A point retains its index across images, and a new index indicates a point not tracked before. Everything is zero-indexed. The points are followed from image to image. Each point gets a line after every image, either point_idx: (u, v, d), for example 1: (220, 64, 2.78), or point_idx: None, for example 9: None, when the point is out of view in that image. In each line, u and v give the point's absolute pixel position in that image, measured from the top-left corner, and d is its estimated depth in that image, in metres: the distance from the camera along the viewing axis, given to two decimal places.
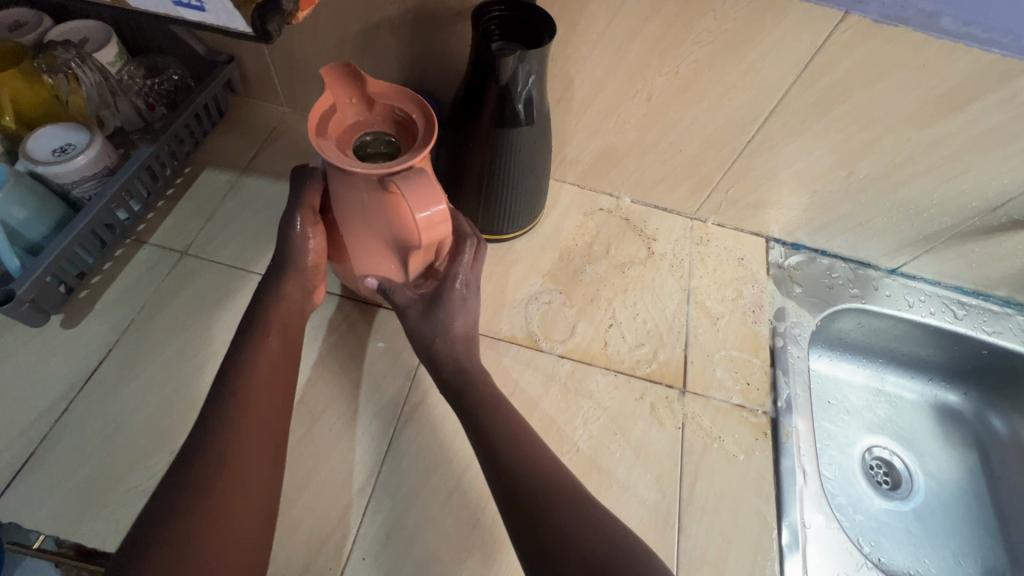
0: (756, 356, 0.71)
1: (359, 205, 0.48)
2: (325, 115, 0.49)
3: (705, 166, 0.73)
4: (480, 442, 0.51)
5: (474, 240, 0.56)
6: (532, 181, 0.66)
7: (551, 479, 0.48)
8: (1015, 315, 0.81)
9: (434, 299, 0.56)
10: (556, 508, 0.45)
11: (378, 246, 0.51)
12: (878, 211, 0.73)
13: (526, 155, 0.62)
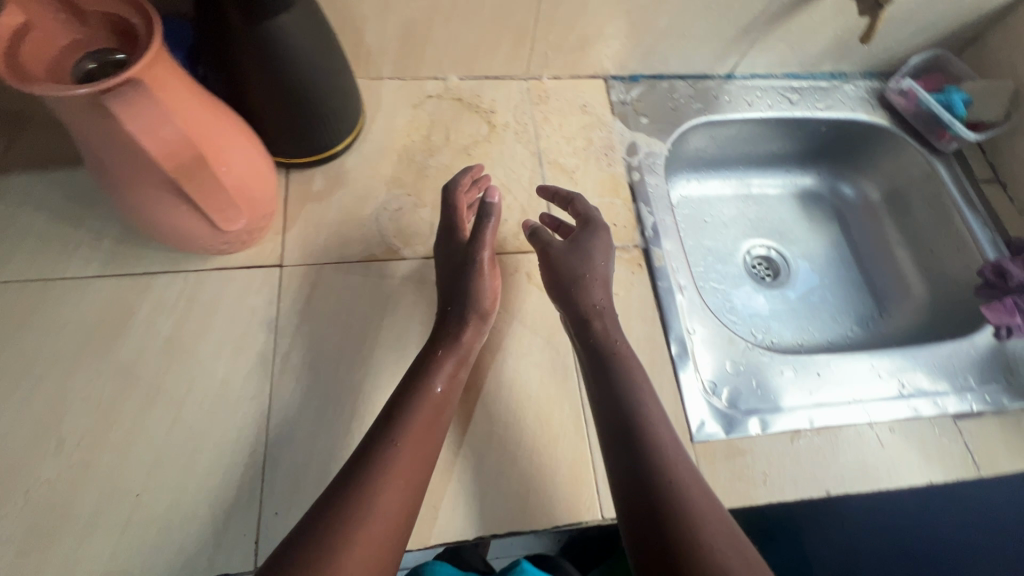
0: (617, 196, 0.71)
1: (105, 133, 0.41)
2: (20, 35, 0.39)
3: (515, 15, 0.67)
4: (606, 404, 0.52)
5: (579, 199, 0.64)
6: (326, 80, 0.59)
7: (669, 474, 0.46)
8: (843, 85, 0.85)
9: (579, 239, 0.61)
10: (676, 512, 0.44)
11: (162, 195, 0.48)
12: (693, 16, 0.71)
13: (304, 50, 0.55)
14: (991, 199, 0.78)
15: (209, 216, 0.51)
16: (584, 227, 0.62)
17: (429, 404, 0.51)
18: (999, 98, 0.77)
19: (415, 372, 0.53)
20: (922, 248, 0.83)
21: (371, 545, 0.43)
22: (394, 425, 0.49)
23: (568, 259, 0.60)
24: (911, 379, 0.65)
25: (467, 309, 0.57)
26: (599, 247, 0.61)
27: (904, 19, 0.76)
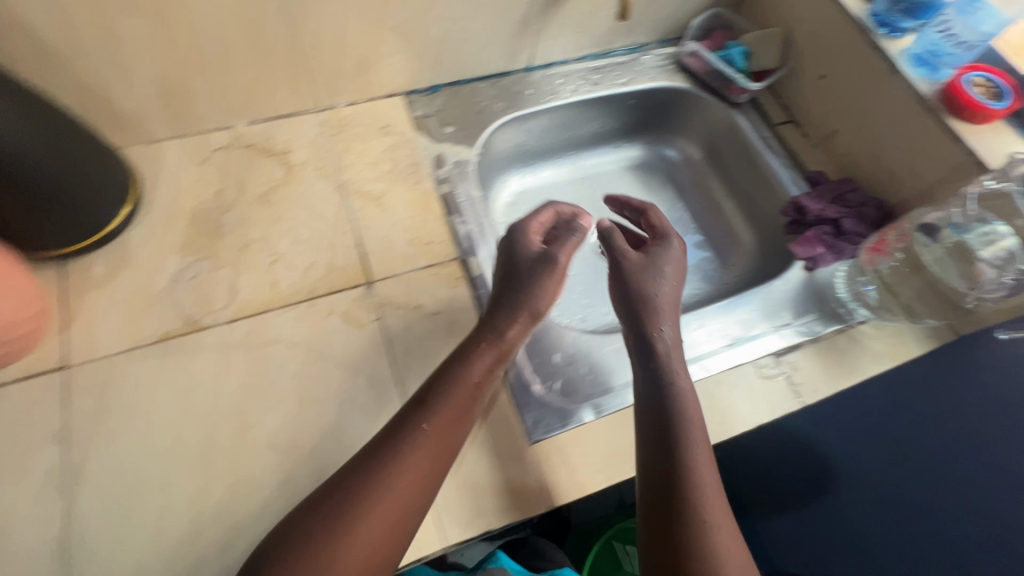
0: (429, 213, 0.70)
1: None
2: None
3: (275, 52, 0.65)
4: (649, 384, 0.55)
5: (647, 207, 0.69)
6: (71, 164, 0.54)
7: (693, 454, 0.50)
8: (641, 57, 0.88)
9: (654, 251, 0.64)
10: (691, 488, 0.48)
11: None
12: (465, 20, 0.71)
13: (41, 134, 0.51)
14: (787, 140, 0.83)
15: None
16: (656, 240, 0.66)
17: (465, 389, 0.53)
18: (774, 45, 0.81)
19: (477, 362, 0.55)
20: (744, 197, 0.87)
21: (377, 529, 0.45)
22: (428, 407, 0.51)
23: (640, 272, 0.62)
24: (736, 329, 0.69)
25: (521, 308, 0.59)
26: (672, 264, 0.63)
27: None
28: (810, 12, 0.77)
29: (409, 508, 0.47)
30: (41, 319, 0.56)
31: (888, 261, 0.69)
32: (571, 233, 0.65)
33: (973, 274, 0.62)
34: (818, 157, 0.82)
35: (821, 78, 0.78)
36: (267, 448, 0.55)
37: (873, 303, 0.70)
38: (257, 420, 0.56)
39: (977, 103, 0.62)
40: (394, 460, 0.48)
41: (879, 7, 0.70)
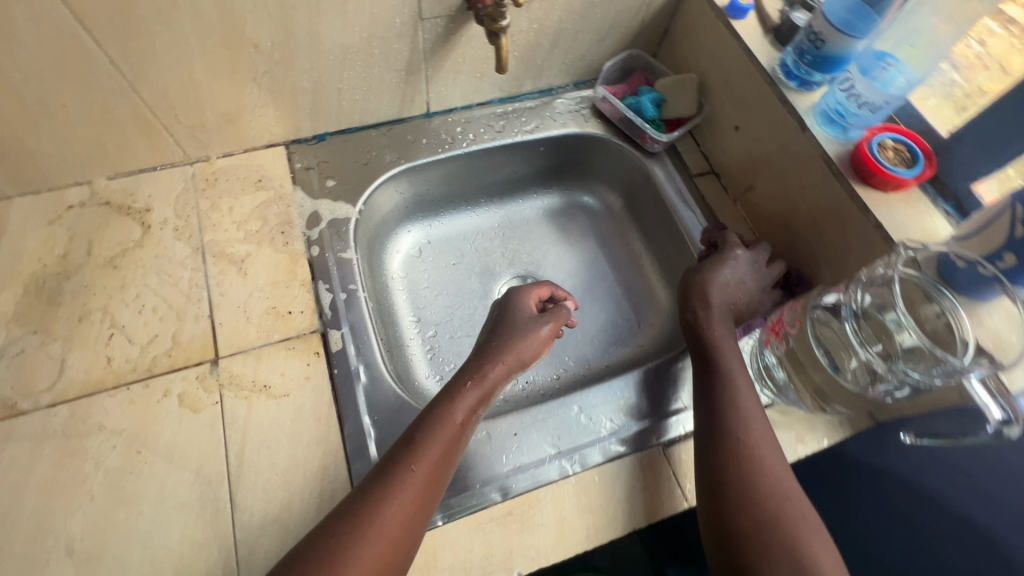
0: (294, 279, 0.64)
1: None
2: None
3: (118, 108, 0.60)
4: (706, 402, 0.55)
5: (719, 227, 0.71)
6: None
7: (755, 462, 0.50)
8: (554, 100, 0.82)
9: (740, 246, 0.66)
10: (758, 503, 0.48)
11: None
12: (338, 69, 0.65)
13: None
14: (705, 193, 0.77)
15: None
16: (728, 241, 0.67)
17: (451, 426, 0.53)
18: (689, 91, 0.75)
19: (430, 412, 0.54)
20: (663, 252, 0.81)
21: None
22: (413, 448, 0.50)
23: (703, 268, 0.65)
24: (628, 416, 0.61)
25: (511, 355, 0.61)
26: (727, 265, 0.64)
27: (576, 28, 0.73)
28: (723, 58, 0.71)
29: (398, 551, 0.46)
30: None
31: (779, 346, 0.61)
32: (519, 303, 0.66)
33: (842, 355, 0.57)
34: (737, 213, 0.75)
35: (737, 129, 0.72)
36: (65, 557, 0.49)
37: (779, 385, 0.62)
38: (60, 523, 0.50)
39: (883, 169, 0.56)
40: (379, 510, 0.46)
41: (787, 59, 0.63)
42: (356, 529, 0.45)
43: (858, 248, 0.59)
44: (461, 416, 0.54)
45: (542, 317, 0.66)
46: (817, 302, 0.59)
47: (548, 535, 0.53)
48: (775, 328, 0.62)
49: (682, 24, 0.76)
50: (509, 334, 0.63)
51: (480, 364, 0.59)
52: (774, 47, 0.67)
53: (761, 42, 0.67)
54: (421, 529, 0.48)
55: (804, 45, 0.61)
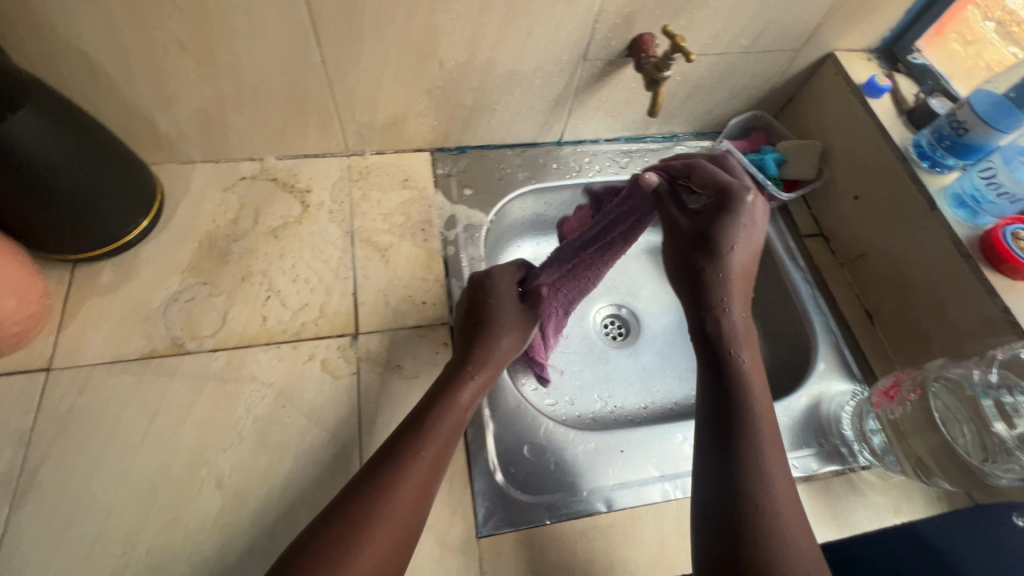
0: (430, 273, 0.70)
1: None
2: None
3: (311, 100, 0.67)
4: (715, 389, 0.51)
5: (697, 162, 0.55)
6: (91, 179, 0.57)
7: (761, 467, 0.46)
8: (674, 146, 0.87)
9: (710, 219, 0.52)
10: (761, 513, 0.44)
11: None
12: (499, 92, 0.72)
13: (72, 145, 0.55)
14: (813, 254, 0.80)
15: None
16: (716, 198, 0.53)
17: (451, 410, 0.53)
18: (812, 156, 0.79)
19: (434, 398, 0.54)
20: None
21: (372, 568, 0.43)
22: (422, 431, 0.51)
23: (699, 238, 0.52)
24: None
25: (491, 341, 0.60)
26: (741, 228, 0.52)
27: (714, 84, 0.79)
28: (853, 131, 0.75)
29: (409, 529, 0.46)
30: (37, 314, 0.58)
31: (893, 410, 0.62)
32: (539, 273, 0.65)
33: (956, 428, 0.58)
34: (843, 278, 0.78)
35: (855, 199, 0.75)
36: (214, 489, 0.54)
37: (876, 449, 0.63)
38: (213, 457, 0.56)
39: (1015, 258, 0.59)
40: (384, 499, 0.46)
41: (922, 140, 0.68)
42: (366, 512, 0.44)
43: (978, 330, 0.62)
44: (466, 400, 0.55)
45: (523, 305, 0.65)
46: (939, 373, 0.61)
47: (646, 552, 0.56)
48: (889, 392, 0.63)
49: (811, 93, 0.81)
50: (507, 324, 0.62)
51: (481, 352, 0.59)
52: (908, 128, 0.71)
53: (895, 122, 0.71)
54: (426, 512, 0.48)
55: (945, 130, 0.65)
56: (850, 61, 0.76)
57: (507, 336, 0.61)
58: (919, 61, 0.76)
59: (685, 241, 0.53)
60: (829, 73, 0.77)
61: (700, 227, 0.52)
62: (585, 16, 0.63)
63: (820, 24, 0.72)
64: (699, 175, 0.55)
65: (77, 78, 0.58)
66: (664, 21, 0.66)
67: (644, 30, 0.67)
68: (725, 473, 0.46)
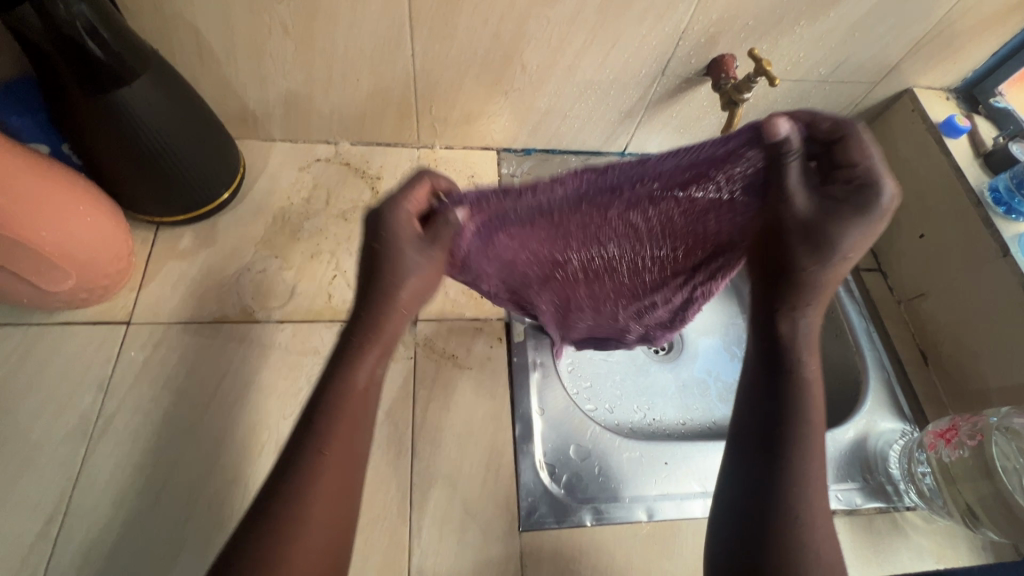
0: None
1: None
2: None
3: (394, 91, 0.70)
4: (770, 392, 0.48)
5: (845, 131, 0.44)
6: (186, 154, 0.60)
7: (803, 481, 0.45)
8: None
9: (829, 211, 0.45)
10: (799, 527, 0.44)
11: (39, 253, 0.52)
12: (573, 99, 0.73)
13: (177, 116, 0.58)
14: (870, 289, 0.79)
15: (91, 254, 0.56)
16: (851, 187, 0.44)
17: (349, 401, 0.43)
18: None
19: (334, 397, 0.44)
20: None
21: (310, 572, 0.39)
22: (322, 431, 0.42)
23: (813, 228, 0.45)
24: None
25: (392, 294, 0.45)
26: (861, 233, 0.45)
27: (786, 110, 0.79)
28: (925, 169, 0.75)
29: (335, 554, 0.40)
30: (121, 273, 0.61)
31: (950, 452, 0.61)
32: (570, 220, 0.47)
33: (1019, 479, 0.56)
34: (899, 315, 0.77)
35: (920, 237, 0.75)
36: (274, 454, 0.57)
37: (925, 490, 0.62)
38: (274, 423, 0.58)
39: None
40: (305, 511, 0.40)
41: (999, 184, 0.68)
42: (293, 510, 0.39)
43: None
44: (370, 380, 0.45)
45: (422, 241, 0.45)
46: (1002, 420, 0.60)
47: (683, 566, 0.57)
48: (946, 435, 0.62)
49: (883, 127, 0.80)
50: (403, 279, 0.44)
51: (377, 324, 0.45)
52: (984, 171, 0.71)
53: (972, 163, 0.71)
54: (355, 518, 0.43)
55: None
56: (929, 99, 0.76)
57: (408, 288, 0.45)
58: (1001, 104, 0.75)
59: (789, 226, 0.46)
60: (904, 108, 0.77)
61: (815, 217, 0.45)
62: (670, 32, 0.64)
63: (902, 59, 0.72)
64: (843, 151, 0.44)
65: (183, 52, 0.61)
66: (746, 44, 0.67)
67: (726, 51, 0.67)
68: (764, 475, 0.46)
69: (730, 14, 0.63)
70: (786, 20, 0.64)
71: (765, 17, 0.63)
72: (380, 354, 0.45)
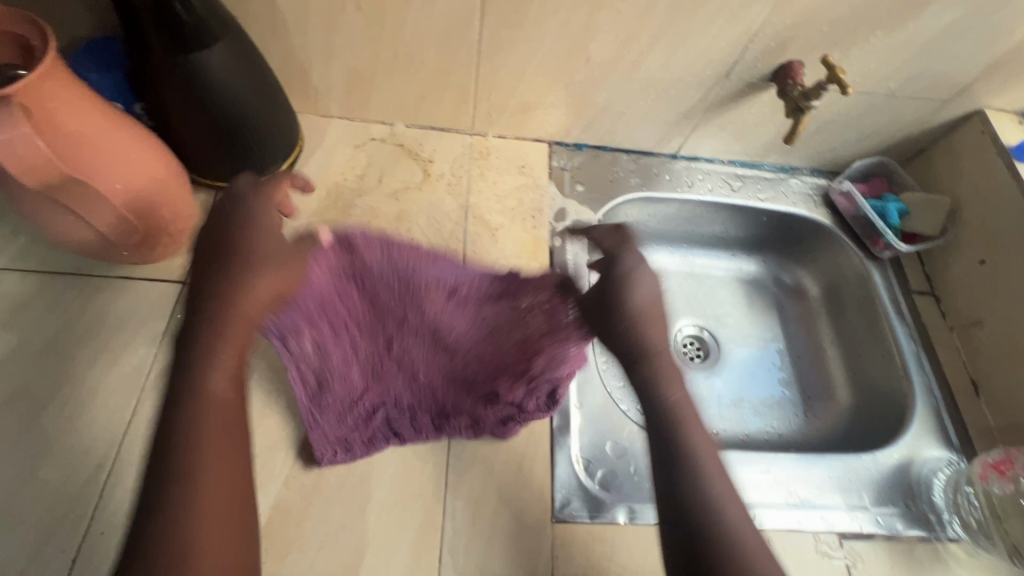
0: (535, 259, 0.72)
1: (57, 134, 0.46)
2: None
3: (455, 75, 0.70)
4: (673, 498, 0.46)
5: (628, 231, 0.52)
6: (249, 122, 0.61)
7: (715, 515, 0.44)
8: (788, 179, 0.86)
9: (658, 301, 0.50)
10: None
11: (108, 209, 0.52)
12: (632, 97, 0.73)
13: (250, 88, 0.59)
14: (922, 313, 0.77)
15: (159, 213, 0.56)
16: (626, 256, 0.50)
17: (208, 402, 0.41)
18: (938, 212, 0.77)
19: (191, 405, 0.41)
20: (852, 350, 0.81)
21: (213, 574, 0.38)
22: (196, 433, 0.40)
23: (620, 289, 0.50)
24: (819, 501, 0.62)
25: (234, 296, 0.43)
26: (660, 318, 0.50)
27: (848, 123, 0.77)
28: (992, 194, 0.72)
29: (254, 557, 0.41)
30: (184, 232, 0.61)
31: (1004, 485, 0.59)
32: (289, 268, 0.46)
33: None
34: (951, 342, 0.75)
35: (981, 263, 0.73)
36: None
37: (972, 520, 0.61)
38: None
39: None
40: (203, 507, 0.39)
41: None
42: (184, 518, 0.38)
43: None
44: (224, 388, 0.42)
45: (262, 267, 0.45)
46: None
47: None
48: (1000, 467, 0.60)
49: (947, 148, 0.78)
50: (240, 288, 0.43)
51: (202, 334, 0.42)
52: None
53: None
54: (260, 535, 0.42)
55: None
56: (1000, 121, 0.74)
57: (219, 374, 0.42)
58: None
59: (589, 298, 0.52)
60: (973, 130, 0.75)
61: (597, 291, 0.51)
62: (741, 34, 0.63)
63: (977, 79, 0.70)
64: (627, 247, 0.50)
65: (259, 23, 0.63)
66: (817, 51, 0.65)
67: (795, 57, 0.66)
68: (667, 491, 0.46)
69: (805, 20, 0.62)
70: (863, 28, 0.63)
71: (841, 25, 0.62)
72: (235, 355, 0.43)
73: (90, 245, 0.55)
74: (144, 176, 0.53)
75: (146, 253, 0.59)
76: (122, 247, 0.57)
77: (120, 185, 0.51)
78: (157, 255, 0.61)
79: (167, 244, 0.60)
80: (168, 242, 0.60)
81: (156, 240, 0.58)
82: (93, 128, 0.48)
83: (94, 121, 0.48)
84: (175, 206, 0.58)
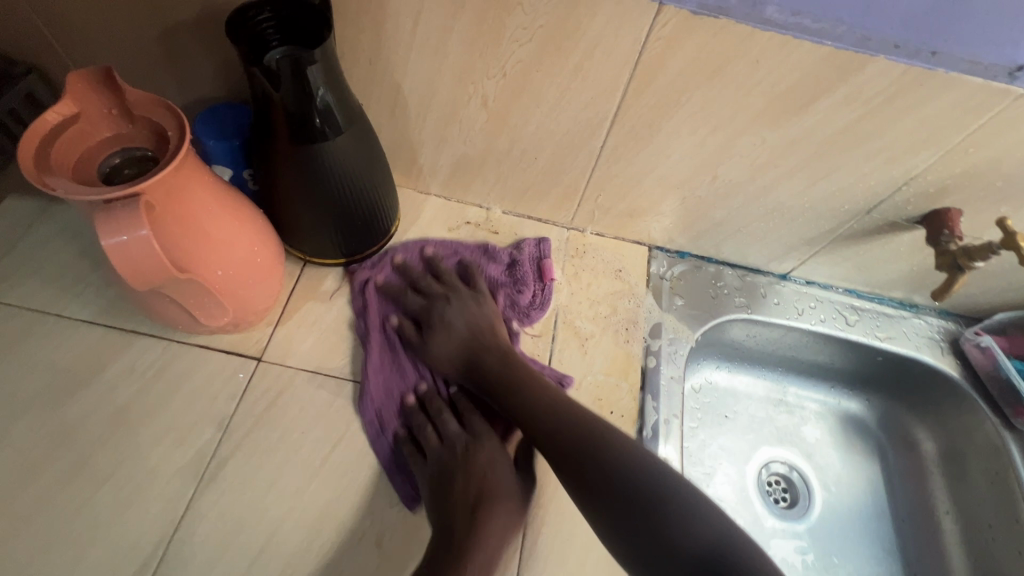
0: (625, 379, 0.65)
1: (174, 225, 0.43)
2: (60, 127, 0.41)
3: (566, 173, 0.66)
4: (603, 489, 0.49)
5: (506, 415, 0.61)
6: (354, 212, 0.58)
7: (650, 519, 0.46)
8: (910, 317, 0.77)
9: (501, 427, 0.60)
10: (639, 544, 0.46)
11: (207, 298, 0.49)
12: (754, 217, 0.67)
13: (363, 181, 0.55)
14: None
15: (252, 296, 0.54)
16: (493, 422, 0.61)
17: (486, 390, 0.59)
18: None
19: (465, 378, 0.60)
20: (975, 530, 0.70)
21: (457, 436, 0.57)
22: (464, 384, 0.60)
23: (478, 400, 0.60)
24: None
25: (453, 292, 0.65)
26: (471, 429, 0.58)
27: (997, 274, 0.68)
28: None
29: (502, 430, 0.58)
30: (268, 307, 0.58)
31: None
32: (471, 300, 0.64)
33: None
34: None
35: None
36: (373, 544, 0.52)
37: None
38: (378, 509, 0.53)
39: None
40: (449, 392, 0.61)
41: None
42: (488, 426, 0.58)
43: None
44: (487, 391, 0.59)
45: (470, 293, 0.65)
46: None
47: None
48: None
49: None
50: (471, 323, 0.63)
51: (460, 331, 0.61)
52: None
53: None
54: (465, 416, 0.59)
55: None
56: None
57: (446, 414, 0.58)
58: None
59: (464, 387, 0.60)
60: None
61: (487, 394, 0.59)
62: (896, 176, 0.57)
63: None
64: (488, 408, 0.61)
65: (380, 107, 0.61)
66: (982, 203, 0.58)
67: (954, 204, 0.59)
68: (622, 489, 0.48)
69: (978, 172, 0.55)
70: None
71: (1019, 181, 0.55)
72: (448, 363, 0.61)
73: (174, 319, 0.52)
74: (247, 260, 0.51)
75: (227, 328, 0.56)
76: (205, 325, 0.54)
77: (223, 273, 0.49)
78: (236, 328, 0.58)
79: (249, 320, 0.57)
80: (249, 320, 0.57)
81: (240, 320, 0.55)
82: (206, 213, 0.46)
83: (207, 205, 0.46)
84: (268, 286, 0.55)
